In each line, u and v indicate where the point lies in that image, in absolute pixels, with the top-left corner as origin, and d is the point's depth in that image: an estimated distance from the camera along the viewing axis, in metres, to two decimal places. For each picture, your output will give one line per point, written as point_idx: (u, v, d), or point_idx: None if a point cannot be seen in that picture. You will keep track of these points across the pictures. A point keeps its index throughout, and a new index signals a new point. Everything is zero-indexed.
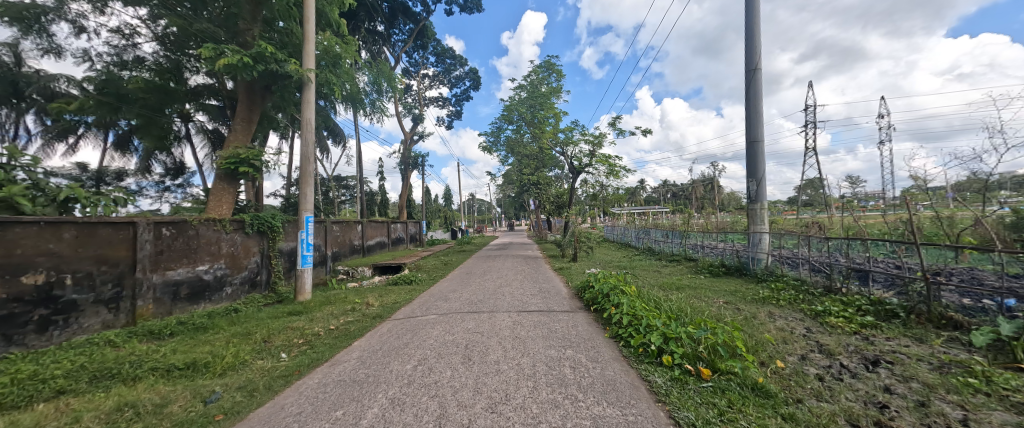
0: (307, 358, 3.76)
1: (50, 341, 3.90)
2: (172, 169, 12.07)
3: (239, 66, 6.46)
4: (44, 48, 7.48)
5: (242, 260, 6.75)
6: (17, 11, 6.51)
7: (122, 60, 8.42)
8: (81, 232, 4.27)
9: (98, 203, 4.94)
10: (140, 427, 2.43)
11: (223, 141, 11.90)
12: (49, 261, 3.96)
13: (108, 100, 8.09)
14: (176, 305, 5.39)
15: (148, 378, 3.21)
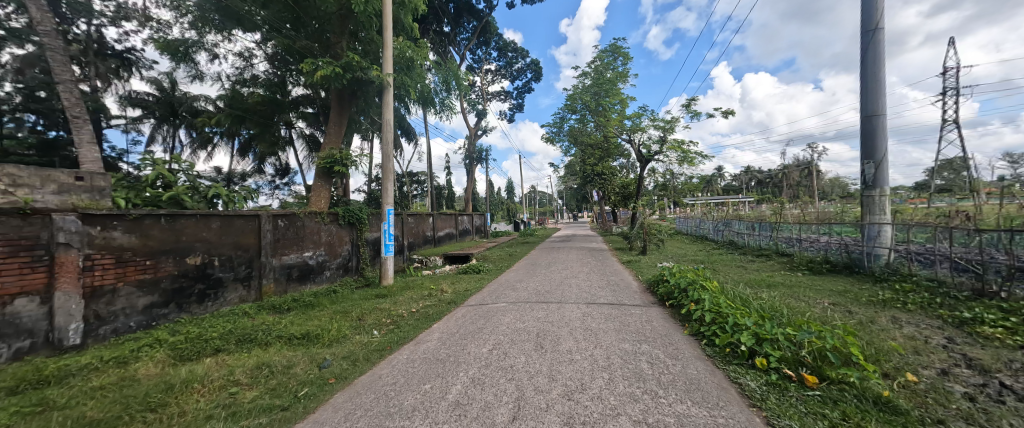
0: (395, 336, 4.20)
1: (206, 309, 4.96)
2: (280, 170, 14.18)
3: (332, 76, 7.26)
4: (192, 74, 9.25)
5: (338, 248, 7.69)
6: (174, 47, 8.15)
7: (243, 78, 10.05)
8: (224, 223, 5.25)
9: (232, 199, 6.04)
10: (276, 384, 3.14)
11: (319, 145, 13.57)
12: (203, 246, 4.98)
13: (235, 113, 9.70)
14: (290, 285, 6.35)
15: (276, 344, 3.90)
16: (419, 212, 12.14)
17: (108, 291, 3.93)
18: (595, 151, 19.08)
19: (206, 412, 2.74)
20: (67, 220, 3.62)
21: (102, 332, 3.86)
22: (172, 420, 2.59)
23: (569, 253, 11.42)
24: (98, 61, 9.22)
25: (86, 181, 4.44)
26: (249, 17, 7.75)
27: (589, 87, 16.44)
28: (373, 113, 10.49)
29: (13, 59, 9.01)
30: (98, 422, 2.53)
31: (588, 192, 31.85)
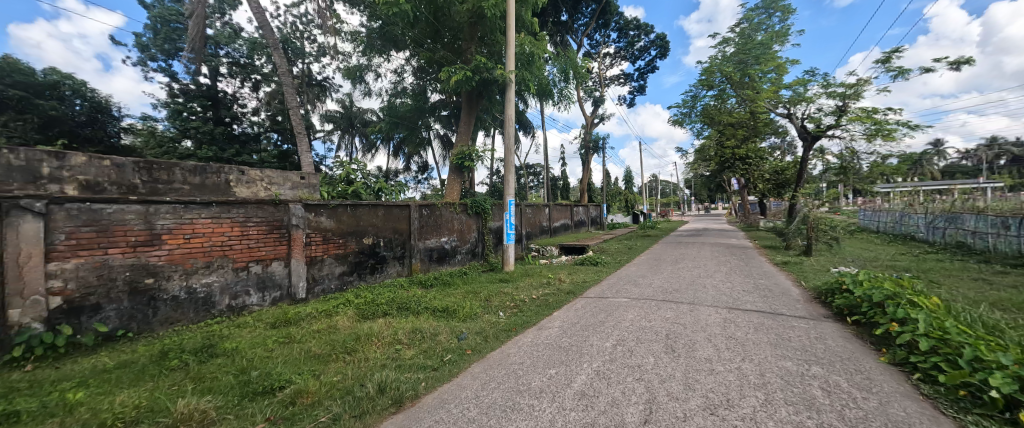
0: (520, 320, 4.50)
1: (376, 278, 6.30)
2: (421, 167, 16.76)
3: (464, 80, 8.11)
4: (365, 91, 11.69)
5: (467, 235, 8.63)
6: (353, 71, 10.42)
7: (397, 90, 12.09)
8: (386, 211, 6.50)
9: (391, 192, 7.45)
10: (428, 347, 3.86)
11: (451, 144, 15.41)
12: (374, 230, 6.30)
13: (392, 120, 12.19)
14: (431, 264, 7.48)
15: (424, 314, 4.75)
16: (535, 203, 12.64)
17: (319, 259, 5.44)
18: (738, 132, 15.85)
19: (380, 361, 3.56)
20: (295, 209, 5.12)
21: (316, 290, 5.40)
22: (363, 361, 3.56)
23: (701, 250, 10.13)
24: (307, 90, 12.69)
25: (307, 180, 6.01)
26: (402, 38, 9.28)
27: (732, 55, 14.05)
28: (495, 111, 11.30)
29: (267, 96, 13.12)
30: (321, 356, 3.70)
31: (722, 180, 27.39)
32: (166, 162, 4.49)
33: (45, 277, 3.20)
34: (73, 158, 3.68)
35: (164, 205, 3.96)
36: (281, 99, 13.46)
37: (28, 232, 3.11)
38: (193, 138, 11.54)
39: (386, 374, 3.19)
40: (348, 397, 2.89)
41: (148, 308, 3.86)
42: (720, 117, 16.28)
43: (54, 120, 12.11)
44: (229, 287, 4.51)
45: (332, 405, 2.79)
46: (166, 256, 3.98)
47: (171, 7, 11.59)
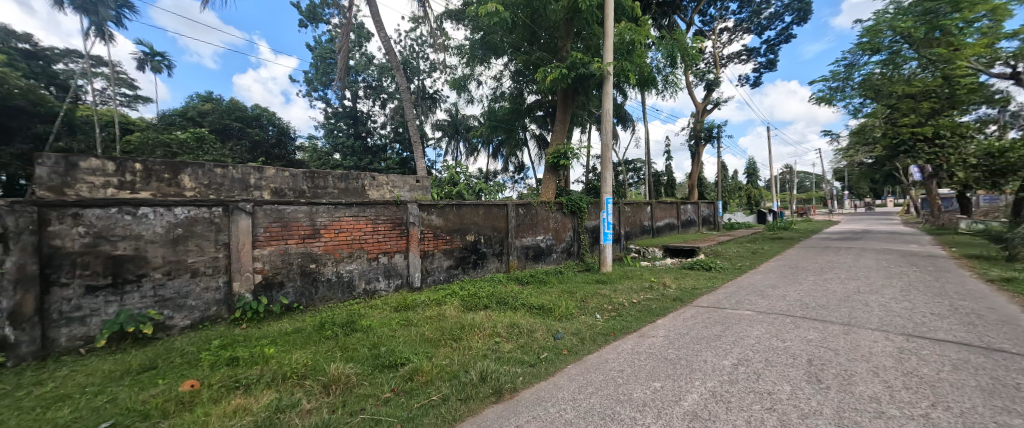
0: (619, 324, 4.27)
1: (478, 273, 6.78)
2: (518, 167, 17.69)
3: (559, 78, 8.12)
4: (469, 98, 12.83)
5: (562, 234, 8.57)
6: (459, 82, 11.40)
7: (496, 94, 12.61)
8: (486, 210, 6.92)
9: (490, 193, 7.97)
10: (526, 342, 3.96)
11: (547, 144, 15.39)
12: (476, 228, 6.78)
13: (491, 124, 12.76)
14: (527, 262, 7.68)
15: (521, 310, 4.91)
16: (635, 201, 11.92)
17: (430, 253, 6.11)
18: (921, 103, 12.48)
19: (482, 351, 3.78)
20: (412, 208, 5.83)
21: (429, 280, 6.08)
22: (467, 349, 3.84)
23: (860, 257, 8.06)
24: (421, 103, 14.60)
25: (422, 183, 6.73)
26: (500, 45, 9.78)
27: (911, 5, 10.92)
28: (591, 105, 11.02)
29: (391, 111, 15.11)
30: (433, 340, 4.13)
31: (891, 170, 21.28)
32: (325, 172, 5.66)
33: (253, 259, 4.43)
34: (267, 170, 5.00)
35: (322, 206, 4.98)
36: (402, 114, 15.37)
37: (243, 227, 4.35)
38: (339, 152, 14.32)
39: (487, 364, 3.37)
40: (455, 380, 3.15)
41: (312, 287, 4.91)
42: (889, 88, 12.69)
43: (258, 144, 16.62)
44: (365, 273, 5.40)
45: (442, 386, 3.08)
46: (323, 246, 4.98)
47: (324, 46, 14.27)
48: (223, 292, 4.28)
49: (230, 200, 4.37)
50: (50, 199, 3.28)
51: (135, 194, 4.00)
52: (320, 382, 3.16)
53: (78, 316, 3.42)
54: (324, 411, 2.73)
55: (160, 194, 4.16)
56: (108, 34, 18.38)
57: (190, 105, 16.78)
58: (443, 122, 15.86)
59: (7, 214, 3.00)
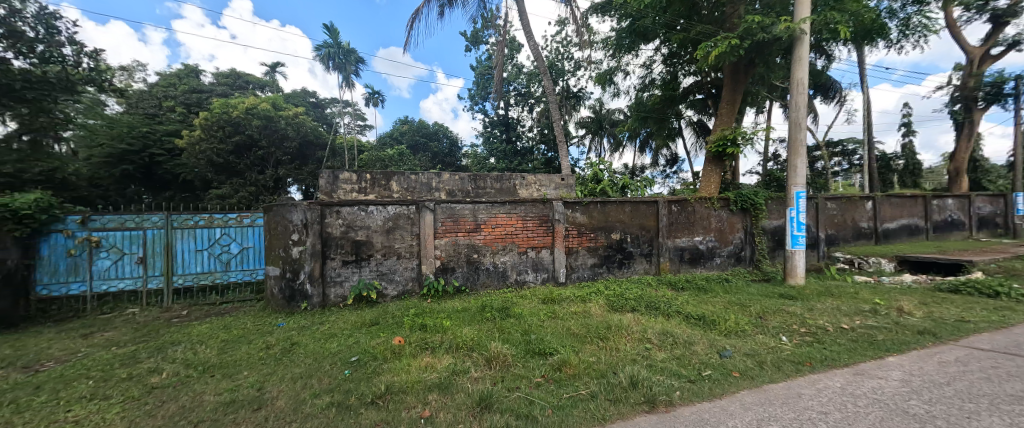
0: (816, 353, 3.34)
1: (624, 274, 6.52)
2: (670, 160, 16.31)
3: (727, 51, 6.93)
4: (616, 91, 12.56)
5: (729, 235, 7.20)
6: (604, 77, 11.04)
7: (646, 83, 11.39)
8: (634, 208, 6.58)
9: (636, 189, 7.53)
10: (681, 353, 3.56)
11: (708, 129, 13.05)
12: (621, 226, 6.52)
13: (640, 115, 11.08)
14: (682, 265, 6.88)
15: (677, 317, 4.45)
16: (843, 195, 9.05)
17: (574, 250, 6.23)
18: None
19: (631, 355, 3.57)
20: (558, 206, 6.05)
21: (573, 276, 6.21)
22: (614, 351, 3.70)
23: None
24: (567, 103, 15.12)
25: (566, 181, 6.99)
26: (652, 28, 9.04)
27: None
28: (772, 78, 8.98)
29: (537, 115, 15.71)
30: (579, 335, 4.17)
31: None
32: (484, 174, 6.51)
33: (434, 247, 5.49)
34: (443, 176, 6.13)
35: (483, 204, 5.72)
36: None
37: (427, 220, 5.43)
38: (494, 157, 15.99)
39: (638, 370, 3.16)
40: (603, 380, 3.08)
41: (475, 274, 5.71)
42: None
43: (436, 154, 20.54)
44: (516, 265, 5.93)
45: (590, 382, 3.06)
46: (483, 239, 5.73)
47: (482, 64, 15.67)
48: (415, 272, 5.44)
49: (419, 200, 5.52)
50: (326, 200, 5.00)
51: (366, 194, 5.62)
52: (483, 356, 3.65)
53: (339, 280, 5.08)
54: (488, 381, 3.13)
55: (380, 195, 5.73)
56: (351, 83, 26.01)
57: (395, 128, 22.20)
58: (585, 119, 15.93)
59: (308, 210, 4.81)
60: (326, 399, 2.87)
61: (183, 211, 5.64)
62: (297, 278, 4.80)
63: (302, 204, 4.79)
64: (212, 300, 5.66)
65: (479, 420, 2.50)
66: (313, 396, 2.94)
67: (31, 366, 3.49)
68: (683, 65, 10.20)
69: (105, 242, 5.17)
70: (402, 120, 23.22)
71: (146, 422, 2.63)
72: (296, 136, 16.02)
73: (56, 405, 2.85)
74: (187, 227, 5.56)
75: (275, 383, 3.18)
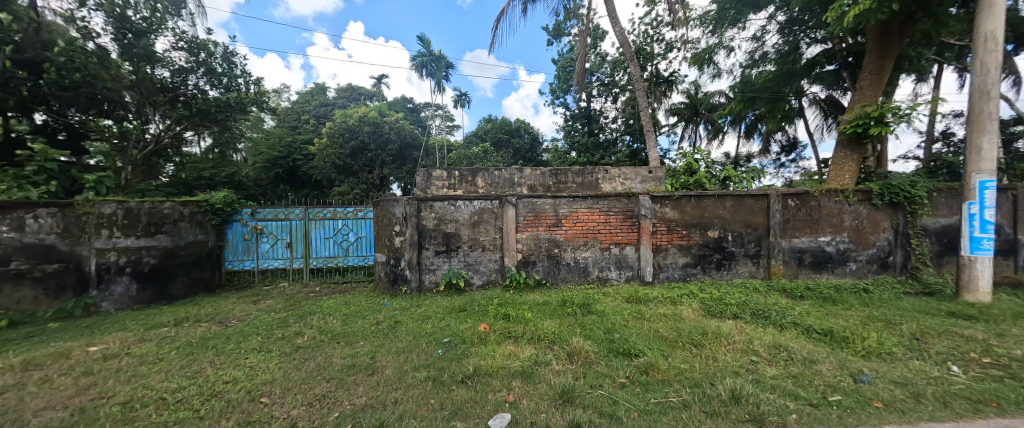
0: (1009, 392, 2.53)
1: (722, 276, 5.88)
2: (787, 146, 14.03)
3: (873, 9, 5.56)
4: (715, 73, 11.33)
5: (870, 235, 5.85)
6: (702, 56, 9.87)
7: (754, 59, 9.55)
8: (736, 202, 5.85)
9: (741, 180, 6.65)
10: (798, 371, 3.03)
11: (842, 108, 10.47)
12: (720, 222, 5.86)
13: (745, 97, 9.11)
14: (801, 270, 5.86)
15: (792, 330, 3.82)
16: None
17: (663, 248, 5.83)
18: None
19: (733, 367, 3.16)
20: (645, 200, 5.69)
21: (661, 276, 5.82)
22: (711, 360, 3.32)
23: None
24: (656, 89, 14.05)
25: (654, 173, 6.55)
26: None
27: None
28: (942, 35, 6.96)
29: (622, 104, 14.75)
30: (668, 339, 3.84)
31: None
32: (566, 168, 6.44)
33: (516, 241, 5.66)
34: (525, 171, 6.26)
35: (564, 199, 5.69)
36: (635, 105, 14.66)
37: (509, 215, 5.62)
38: (575, 151, 15.45)
39: (740, 384, 2.77)
40: (698, 389, 2.79)
41: (557, 269, 5.74)
42: None
43: (517, 150, 21.03)
44: (598, 262, 5.78)
45: (683, 390, 2.80)
46: (564, 234, 5.71)
47: (565, 56, 14.95)
48: (500, 264, 5.69)
49: (502, 194, 5.74)
50: (422, 196, 5.53)
51: (455, 190, 6.08)
52: (564, 350, 3.64)
53: (432, 268, 5.60)
54: (570, 376, 3.12)
55: (468, 191, 6.13)
56: (442, 86, 28.12)
57: (480, 127, 23.42)
58: (678, 105, 14.76)
59: (407, 205, 5.42)
60: (424, 373, 3.22)
61: (317, 205, 6.82)
62: (400, 264, 5.49)
63: (404, 199, 5.42)
64: (337, 279, 6.77)
65: (562, 412, 2.52)
66: (413, 369, 3.32)
67: (224, 321, 4.67)
68: (807, 32, 8.36)
69: (266, 229, 6.60)
70: (485, 119, 24.33)
71: (295, 373, 3.29)
72: (398, 139, 17.78)
73: (240, 351, 3.77)
74: (319, 218, 6.71)
75: (384, 354, 3.68)
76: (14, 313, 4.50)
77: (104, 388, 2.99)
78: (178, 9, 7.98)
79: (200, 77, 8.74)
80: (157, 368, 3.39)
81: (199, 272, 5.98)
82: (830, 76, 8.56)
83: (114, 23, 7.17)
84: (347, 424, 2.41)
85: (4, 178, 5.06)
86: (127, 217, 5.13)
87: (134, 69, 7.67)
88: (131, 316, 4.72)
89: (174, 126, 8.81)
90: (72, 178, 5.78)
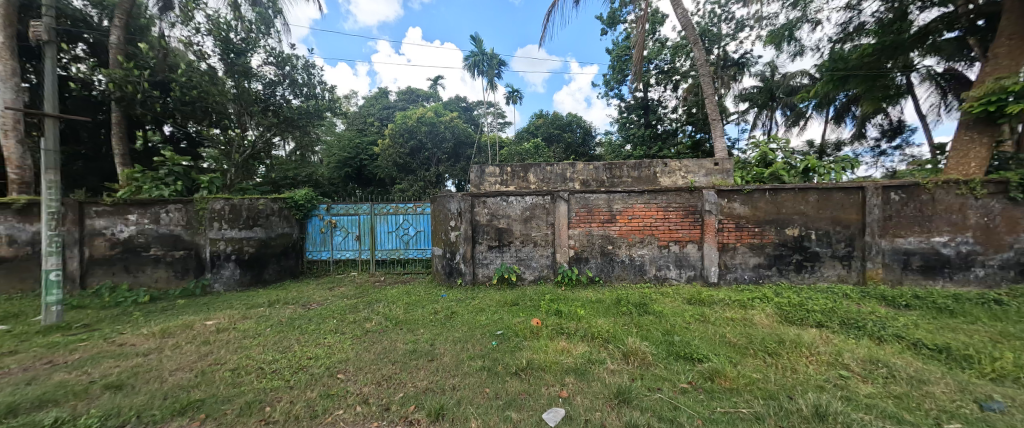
0: None
1: (803, 279, 5.29)
2: (890, 130, 12.07)
3: None
4: (796, 51, 10.10)
5: (1005, 236, 4.83)
6: (780, 33, 8.83)
7: (847, 32, 8.37)
8: (822, 196, 5.19)
9: (827, 172, 5.89)
10: (902, 390, 2.58)
11: (970, 83, 8.58)
12: (801, 219, 5.26)
13: (835, 76, 7.96)
14: (907, 275, 5.04)
15: (894, 344, 3.29)
16: None
17: (731, 247, 5.39)
18: None
19: (816, 381, 2.78)
20: (709, 195, 5.29)
21: (728, 277, 5.39)
22: (788, 371, 2.97)
23: None
24: (722, 73, 12.93)
25: (720, 166, 6.06)
26: None
27: None
28: None
29: (684, 92, 13.78)
30: (737, 345, 3.51)
31: None
32: (621, 162, 6.20)
33: (568, 237, 5.60)
34: (578, 166, 6.15)
35: (618, 194, 5.50)
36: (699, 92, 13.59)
37: (562, 210, 5.57)
38: (631, 143, 14.74)
39: (825, 398, 2.41)
40: (773, 402, 2.48)
41: (611, 266, 5.58)
42: None
43: (568, 145, 20.68)
44: (656, 260, 5.51)
45: (755, 402, 2.51)
46: (618, 230, 5.52)
47: (619, 45, 14.41)
48: (551, 260, 5.69)
49: (554, 190, 5.70)
50: (476, 192, 5.71)
51: (508, 186, 6.20)
52: (620, 350, 3.52)
53: (485, 262, 5.77)
54: (626, 376, 3.02)
55: (521, 186, 6.21)
56: (494, 84, 28.62)
57: (531, 123, 23.43)
58: (750, 90, 13.45)
59: (461, 201, 5.66)
60: (478, 363, 3.33)
61: (381, 202, 7.35)
62: (454, 258, 5.77)
63: (458, 196, 5.66)
64: (400, 270, 7.28)
65: (617, 413, 2.45)
66: (468, 358, 3.46)
67: (306, 304, 5.26)
68: None
69: (337, 223, 7.31)
70: (537, 114, 24.26)
71: (365, 354, 3.61)
72: (452, 137, 18.59)
73: (319, 332, 4.23)
74: (383, 214, 7.24)
75: (442, 342, 3.88)
76: (153, 288, 5.76)
77: (217, 355, 3.55)
78: (268, 28, 9.16)
79: (286, 88, 10.07)
80: (257, 341, 3.94)
81: (287, 261, 6.81)
82: (950, 45, 7.14)
83: (221, 45, 8.45)
84: (410, 404, 2.59)
85: (145, 179, 6.24)
86: (231, 212, 5.97)
87: (236, 83, 8.92)
88: (235, 297, 5.53)
89: (266, 132, 9.90)
90: (192, 179, 6.91)
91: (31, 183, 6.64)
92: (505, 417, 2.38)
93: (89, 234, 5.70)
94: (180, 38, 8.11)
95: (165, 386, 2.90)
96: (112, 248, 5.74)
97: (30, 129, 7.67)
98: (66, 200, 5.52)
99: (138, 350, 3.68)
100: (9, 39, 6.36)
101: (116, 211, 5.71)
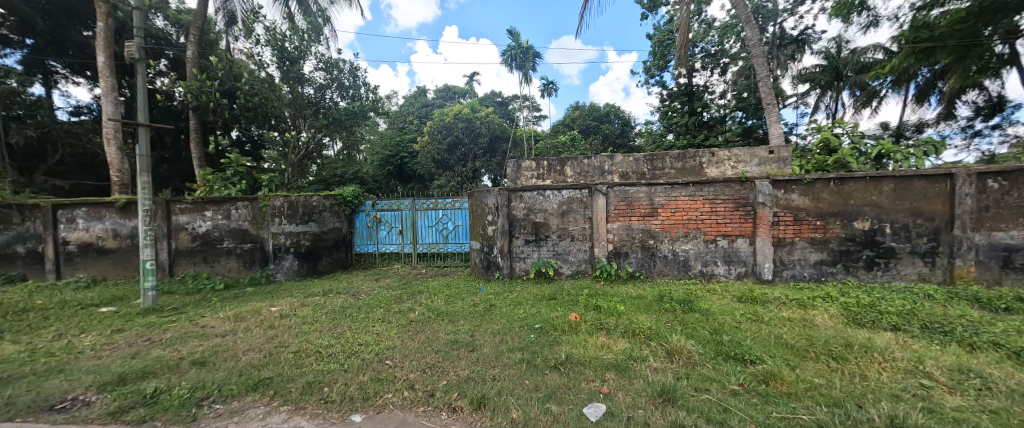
0: None
1: (875, 278, 4.79)
2: (986, 108, 10.47)
3: None
4: (868, 21, 9.04)
5: None
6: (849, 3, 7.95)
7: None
8: (899, 185, 4.65)
9: (906, 158, 5.25)
10: (998, 404, 2.27)
11: None
12: (874, 211, 4.75)
13: (918, 49, 7.08)
14: (1008, 274, 4.39)
15: (991, 353, 2.88)
16: None
17: (788, 242, 5.00)
18: None
19: (891, 390, 2.50)
20: (762, 186, 4.93)
21: (785, 274, 5.01)
22: (856, 377, 2.72)
23: None
24: (777, 53, 11.91)
25: (776, 154, 5.61)
26: None
27: None
28: None
29: (734, 75, 12.85)
30: (796, 347, 3.26)
31: None
32: (664, 153, 5.93)
33: (607, 231, 5.49)
34: (617, 158, 5.99)
35: (661, 186, 5.28)
36: (750, 74, 12.60)
37: (600, 204, 5.46)
38: (673, 132, 14.02)
39: (901, 409, 2.17)
40: (838, 409, 2.28)
41: (652, 261, 5.40)
42: None
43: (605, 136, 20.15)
44: (701, 255, 5.25)
45: (817, 408, 2.32)
46: (660, 224, 5.32)
47: (662, 29, 13.72)
48: (589, 254, 5.61)
49: (592, 183, 5.58)
50: (513, 187, 5.75)
51: (545, 180, 6.16)
52: (663, 347, 3.41)
53: (523, 256, 5.82)
54: (671, 375, 2.92)
55: (559, 181, 6.16)
56: (529, 77, 28.45)
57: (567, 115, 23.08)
58: (810, 69, 12.29)
59: (500, 197, 5.73)
60: (518, 355, 3.38)
61: (422, 197, 7.63)
62: (492, 252, 5.88)
63: (496, 191, 5.74)
64: (440, 263, 7.55)
65: (662, 412, 2.38)
66: (508, 350, 3.52)
67: (356, 294, 5.62)
68: None
69: (383, 217, 7.70)
70: (573, 106, 23.83)
71: (410, 343, 3.79)
72: (487, 132, 18.77)
73: (369, 320, 4.50)
74: (424, 209, 7.52)
75: (482, 334, 3.98)
76: (227, 277, 6.44)
77: (281, 338, 3.91)
78: (317, 35, 9.76)
79: (334, 91, 10.70)
80: (314, 327, 4.28)
81: (338, 253, 7.29)
82: None
83: (279, 54, 9.26)
84: (454, 392, 2.69)
85: (218, 180, 6.97)
86: (289, 209, 6.45)
87: (291, 89, 9.65)
88: (295, 286, 6.02)
89: (317, 134, 10.59)
90: (255, 178, 7.58)
91: (129, 185, 7.64)
92: (545, 409, 2.40)
93: (175, 228, 6.49)
94: (243, 50, 8.91)
95: (241, 364, 3.24)
96: (193, 240, 6.49)
97: (126, 137, 8.83)
98: (157, 199, 6.33)
99: (217, 332, 4.14)
100: (109, 59, 7.31)
101: (195, 208, 6.42)
